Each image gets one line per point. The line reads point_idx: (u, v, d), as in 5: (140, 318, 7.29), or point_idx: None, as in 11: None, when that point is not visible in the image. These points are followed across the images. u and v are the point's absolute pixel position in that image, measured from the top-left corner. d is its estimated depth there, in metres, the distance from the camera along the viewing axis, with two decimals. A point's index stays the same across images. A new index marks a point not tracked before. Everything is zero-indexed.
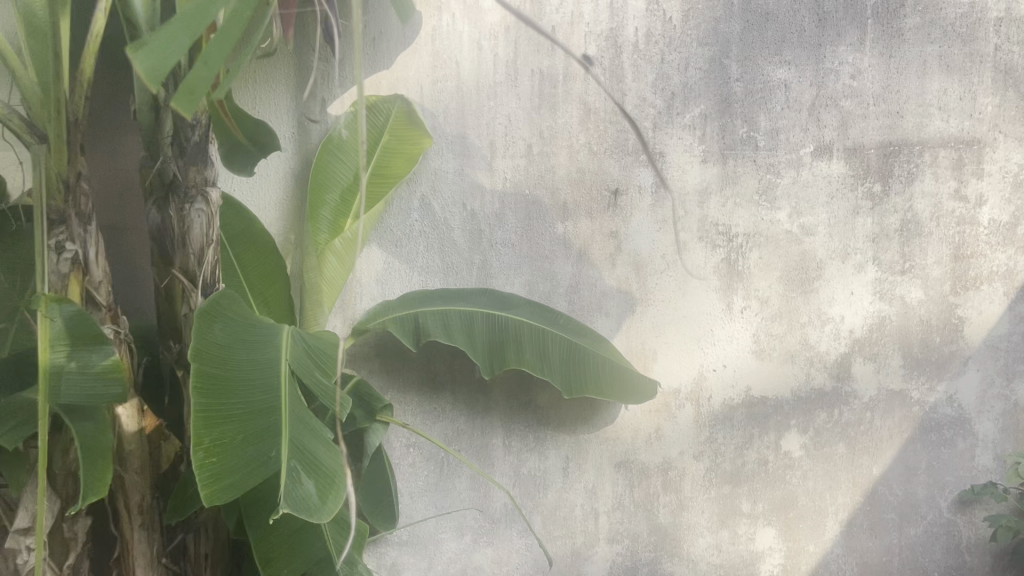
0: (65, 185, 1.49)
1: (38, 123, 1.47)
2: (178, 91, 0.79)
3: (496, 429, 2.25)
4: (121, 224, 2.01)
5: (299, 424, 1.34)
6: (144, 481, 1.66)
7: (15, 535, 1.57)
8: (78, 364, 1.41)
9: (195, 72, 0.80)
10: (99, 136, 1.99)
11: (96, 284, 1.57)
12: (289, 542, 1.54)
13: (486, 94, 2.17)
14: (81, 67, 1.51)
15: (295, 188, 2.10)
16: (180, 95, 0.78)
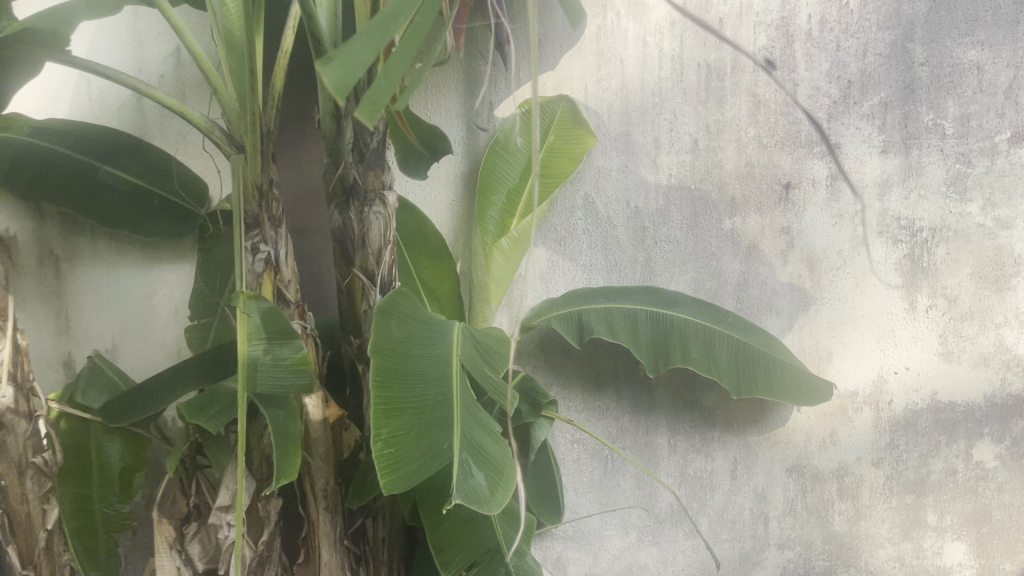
0: (259, 191, 1.61)
1: (237, 135, 1.62)
2: (361, 103, 0.81)
3: (662, 428, 2.22)
4: (305, 226, 2.14)
5: (469, 419, 1.39)
6: (329, 467, 1.75)
7: (217, 511, 1.71)
8: (271, 356, 1.52)
9: (378, 85, 0.82)
10: (286, 145, 2.13)
11: (285, 282, 1.69)
12: (461, 532, 1.59)
13: (652, 90, 2.14)
14: (272, 83, 1.63)
15: (465, 190, 2.17)
16: (363, 106, 0.80)
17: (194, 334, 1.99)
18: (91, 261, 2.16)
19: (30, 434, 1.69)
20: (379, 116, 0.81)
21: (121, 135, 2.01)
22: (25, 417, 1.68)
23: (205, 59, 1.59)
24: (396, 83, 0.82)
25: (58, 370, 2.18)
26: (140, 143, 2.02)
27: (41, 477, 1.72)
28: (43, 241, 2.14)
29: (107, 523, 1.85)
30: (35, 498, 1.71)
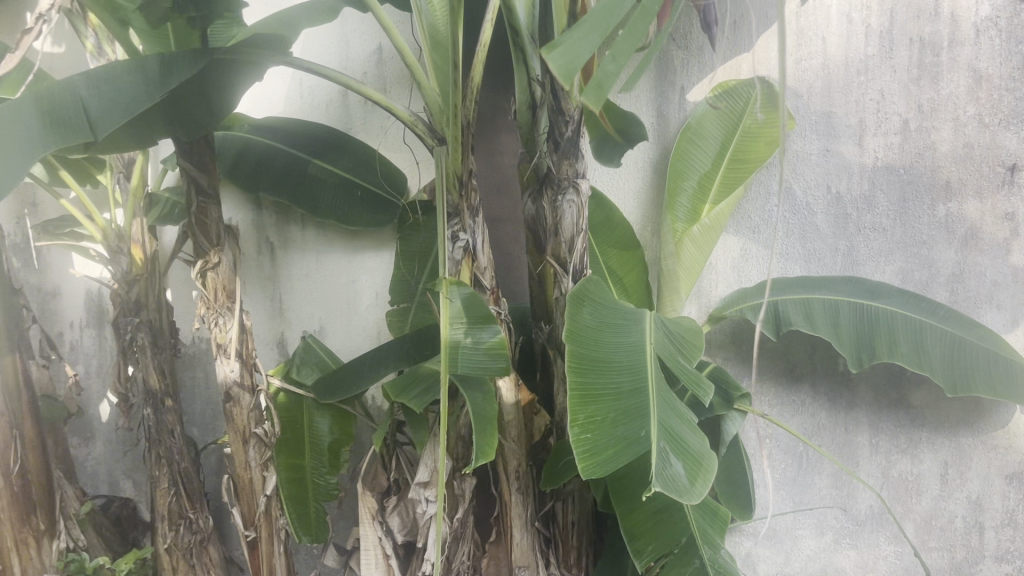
0: (460, 181, 1.67)
1: (438, 127, 1.70)
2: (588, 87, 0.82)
3: (863, 426, 2.11)
4: (499, 215, 2.20)
5: (665, 407, 1.38)
6: (521, 449, 1.80)
7: (416, 487, 1.80)
8: (472, 339, 1.59)
9: (606, 68, 0.83)
10: (482, 136, 2.19)
11: (482, 269, 1.75)
12: (654, 521, 1.58)
13: (857, 69, 2.02)
14: (472, 75, 1.67)
15: (656, 177, 2.15)
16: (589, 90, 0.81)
17: (394, 317, 2.10)
18: (302, 247, 2.33)
19: (253, 407, 1.89)
20: (604, 99, 0.82)
21: (332, 131, 2.17)
22: (249, 390, 1.89)
23: (411, 55, 1.67)
24: (624, 66, 0.83)
25: (275, 347, 2.38)
26: (347, 139, 2.16)
27: (262, 446, 1.91)
28: (261, 229, 2.34)
29: (318, 493, 1.98)
30: (256, 466, 1.91)
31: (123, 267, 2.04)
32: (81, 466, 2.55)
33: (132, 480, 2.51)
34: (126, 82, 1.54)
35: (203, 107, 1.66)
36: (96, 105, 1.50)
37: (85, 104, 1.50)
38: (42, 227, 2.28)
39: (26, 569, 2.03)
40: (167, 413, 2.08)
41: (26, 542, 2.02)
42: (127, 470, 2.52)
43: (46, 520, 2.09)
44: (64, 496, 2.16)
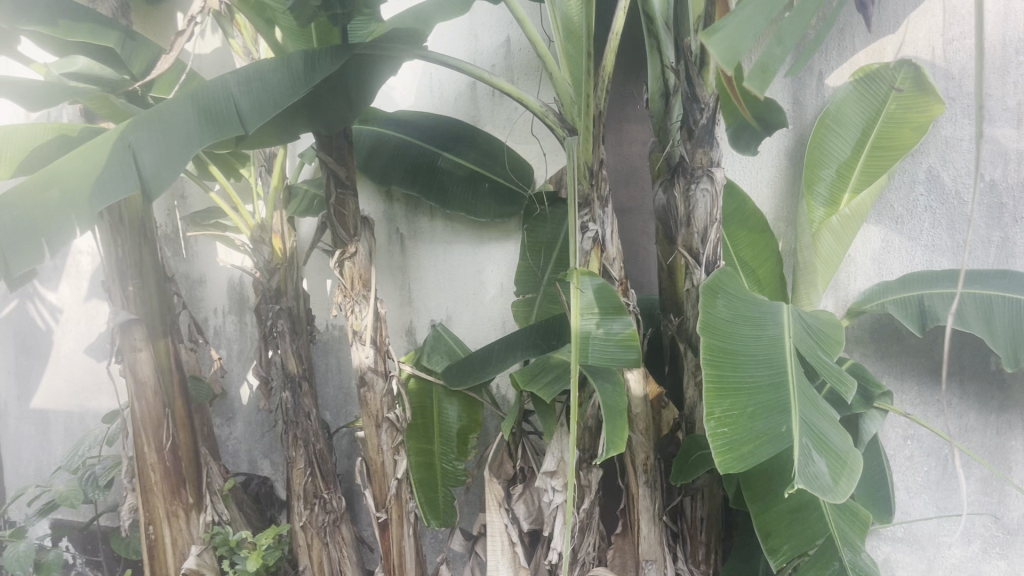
0: (590, 171, 1.67)
1: (570, 117, 1.70)
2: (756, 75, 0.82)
3: (1018, 430, 1.97)
4: (628, 206, 2.17)
5: (806, 403, 1.33)
6: (649, 442, 1.78)
7: (543, 476, 1.81)
8: (603, 330, 1.58)
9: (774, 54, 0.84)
10: (612, 126, 2.17)
11: (611, 259, 1.72)
12: (788, 521, 1.54)
13: (1016, 48, 1.90)
14: (603, 65, 1.65)
15: (792, 166, 2.07)
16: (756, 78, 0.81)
17: (519, 308, 2.10)
18: (431, 238, 2.38)
19: (385, 392, 1.94)
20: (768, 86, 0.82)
21: (461, 122, 2.20)
22: (383, 376, 1.95)
23: (543, 45, 1.69)
24: (789, 52, 0.83)
25: (404, 335, 2.45)
26: (475, 130, 2.18)
27: (394, 430, 1.96)
28: (392, 220, 2.43)
29: (446, 478, 2.03)
30: (388, 449, 1.96)
31: (265, 256, 2.15)
32: (224, 444, 2.70)
33: (269, 460, 2.63)
34: (273, 78, 1.62)
35: (342, 100, 1.73)
36: (246, 101, 1.58)
37: (236, 100, 1.58)
38: (191, 218, 2.41)
39: (175, 540, 2.17)
40: (303, 397, 2.16)
41: (176, 514, 2.17)
42: (265, 451, 2.64)
43: (194, 494, 2.23)
44: (209, 473, 2.29)
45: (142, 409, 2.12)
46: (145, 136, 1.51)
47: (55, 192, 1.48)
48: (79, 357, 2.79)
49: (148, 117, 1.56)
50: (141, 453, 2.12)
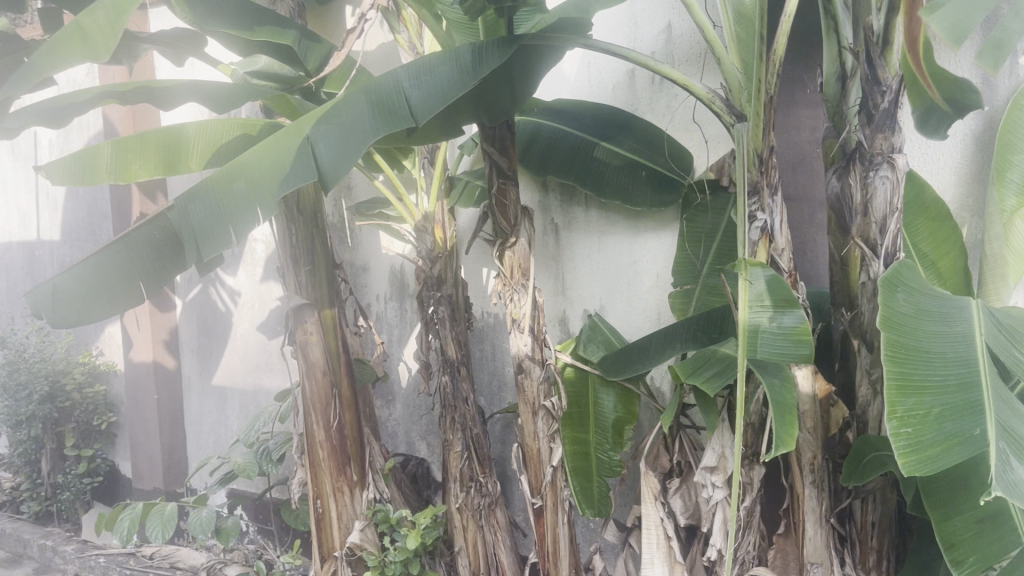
0: (760, 159, 1.61)
1: (737, 103, 1.65)
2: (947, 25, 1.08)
3: None
4: (795, 195, 2.09)
5: (1001, 405, 1.25)
6: (817, 441, 1.71)
7: (703, 471, 1.77)
8: (775, 323, 1.54)
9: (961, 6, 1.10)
10: (782, 112, 2.09)
11: (780, 250, 1.65)
12: (974, 532, 1.43)
13: None
14: (775, 48, 1.58)
15: (981, 151, 1.92)
16: (947, 25, 1.07)
17: (676, 300, 2.03)
18: (586, 227, 2.37)
19: (543, 379, 1.95)
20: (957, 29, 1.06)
21: (620, 110, 2.16)
22: (540, 364, 1.96)
23: (711, 32, 1.64)
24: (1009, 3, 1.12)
25: (559, 325, 2.46)
26: (634, 117, 2.14)
27: (550, 418, 1.97)
28: (549, 210, 2.45)
29: (600, 467, 2.01)
30: (544, 436, 1.98)
31: (427, 245, 2.21)
32: (384, 425, 2.82)
33: (426, 442, 2.71)
34: (442, 72, 1.66)
35: (506, 92, 1.75)
36: (416, 96, 1.63)
37: (407, 94, 1.63)
38: (356, 208, 2.52)
39: (340, 515, 2.27)
40: (462, 382, 2.22)
41: (341, 490, 2.27)
42: (422, 433, 2.72)
43: (358, 472, 2.31)
44: (372, 452, 2.38)
45: (313, 388, 2.24)
46: (322, 127, 1.58)
47: (240, 181, 1.59)
48: (253, 338, 2.98)
49: (326, 111, 1.62)
50: (311, 430, 2.25)
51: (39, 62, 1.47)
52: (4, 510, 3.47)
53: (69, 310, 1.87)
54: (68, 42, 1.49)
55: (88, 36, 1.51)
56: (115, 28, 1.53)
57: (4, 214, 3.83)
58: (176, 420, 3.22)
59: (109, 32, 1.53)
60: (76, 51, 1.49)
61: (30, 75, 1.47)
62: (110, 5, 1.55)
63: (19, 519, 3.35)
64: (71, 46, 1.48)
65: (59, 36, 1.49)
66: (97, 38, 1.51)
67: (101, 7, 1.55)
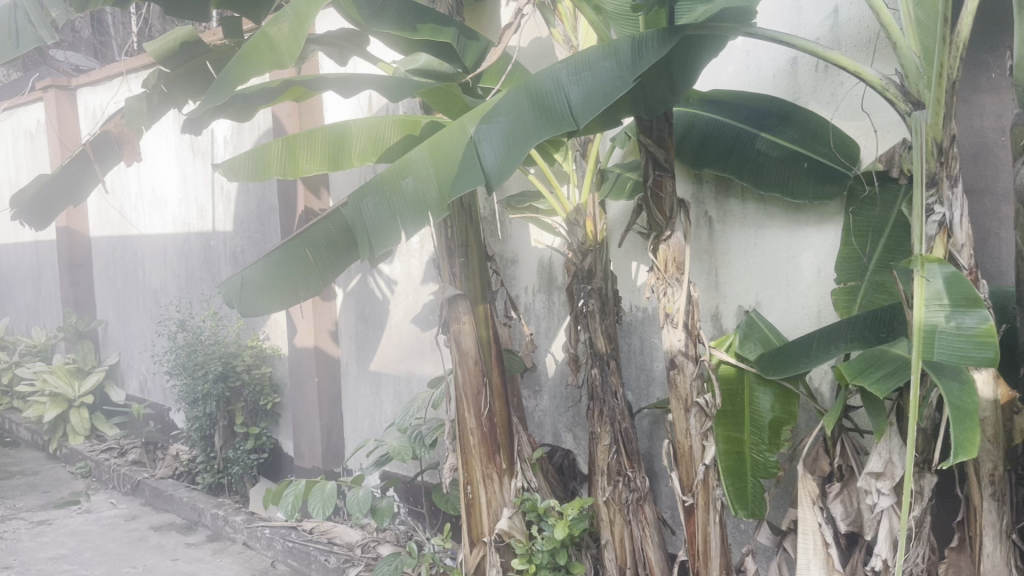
0: (939, 149, 1.51)
1: (915, 92, 1.56)
2: None
3: None
4: (977, 187, 1.95)
5: None
6: (999, 451, 1.59)
7: (868, 477, 1.69)
8: (954, 324, 1.44)
9: None
10: (964, 98, 1.95)
11: (959, 247, 1.54)
12: None
13: None
14: (959, 30, 1.48)
15: None
16: None
17: (839, 297, 1.94)
18: (742, 220, 2.31)
19: (696, 375, 1.93)
20: None
21: (781, 99, 2.09)
22: (694, 359, 1.93)
23: (888, 17, 1.58)
24: None
25: (712, 321, 2.40)
26: (797, 107, 2.06)
27: (703, 415, 1.94)
28: (702, 203, 2.40)
29: (755, 468, 1.96)
30: (696, 434, 1.94)
31: (578, 239, 2.21)
32: (531, 415, 2.85)
33: (572, 434, 2.72)
34: (602, 67, 1.67)
35: (666, 84, 1.72)
36: (577, 95, 1.65)
37: (569, 93, 1.66)
38: (508, 201, 2.55)
39: (489, 501, 2.33)
40: (611, 375, 2.21)
41: (491, 477, 2.32)
42: (568, 425, 2.73)
43: (507, 460, 2.35)
44: (521, 442, 2.40)
45: (464, 376, 2.29)
46: (487, 128, 1.69)
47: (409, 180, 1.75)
48: (407, 327, 3.08)
49: (491, 110, 1.71)
50: (463, 417, 2.31)
51: (231, 70, 1.75)
52: (182, 480, 3.78)
53: (255, 300, 2.08)
54: (254, 53, 1.76)
55: (273, 45, 1.77)
56: (295, 40, 1.78)
57: (185, 207, 4.14)
58: (335, 402, 3.39)
59: (292, 42, 1.78)
60: (263, 61, 1.76)
61: (221, 83, 1.77)
62: (293, 15, 1.79)
63: (195, 489, 3.63)
64: (257, 57, 1.75)
65: (248, 46, 1.77)
66: (283, 48, 1.77)
67: (286, 17, 1.80)
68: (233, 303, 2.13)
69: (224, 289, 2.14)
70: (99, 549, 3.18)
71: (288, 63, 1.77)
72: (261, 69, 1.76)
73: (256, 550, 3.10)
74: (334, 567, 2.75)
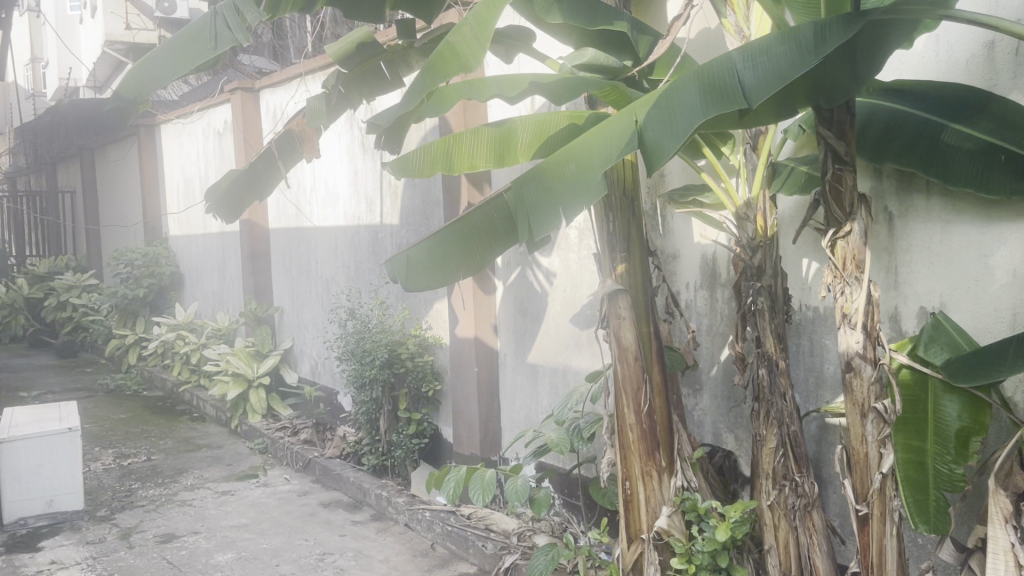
0: None
1: None
2: None
3: None
4: None
5: None
6: None
7: None
8: None
9: None
10: None
11: None
12: None
13: None
14: None
15: None
16: None
17: None
18: (926, 217, 2.17)
19: (875, 380, 1.83)
20: None
21: (974, 87, 1.94)
22: (872, 363, 1.83)
23: None
24: None
25: (890, 322, 2.28)
26: (994, 95, 1.90)
27: (881, 422, 1.83)
28: (882, 198, 2.27)
29: (939, 480, 1.84)
30: (873, 441, 1.84)
31: (748, 234, 2.15)
32: (691, 414, 2.80)
33: (733, 434, 2.66)
34: (780, 51, 1.61)
35: (848, 72, 1.64)
36: (751, 79, 1.59)
37: (741, 77, 1.61)
38: (671, 195, 2.51)
39: (648, 498, 2.31)
40: (780, 376, 2.14)
41: (650, 474, 2.30)
42: (730, 425, 2.67)
43: (667, 458, 2.32)
44: (681, 440, 2.36)
45: (624, 371, 2.28)
46: (651, 112, 1.67)
47: (569, 164, 1.77)
48: (565, 320, 3.11)
49: (660, 96, 1.69)
50: (622, 412, 2.30)
51: (420, 77, 1.86)
52: (348, 460, 3.99)
53: (420, 277, 2.19)
54: (440, 58, 1.87)
55: (456, 52, 1.88)
56: (478, 46, 1.88)
57: (354, 201, 4.36)
58: (493, 392, 3.47)
59: (472, 45, 1.89)
60: (447, 65, 1.86)
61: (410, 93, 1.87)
62: (473, 20, 1.90)
63: (360, 470, 3.82)
64: (442, 61, 1.85)
65: (434, 53, 1.87)
66: (467, 54, 1.88)
67: (467, 23, 1.91)
68: (400, 279, 2.26)
69: (391, 267, 2.28)
70: (275, 521, 3.41)
71: (473, 67, 1.87)
72: (445, 73, 1.86)
73: (417, 532, 3.23)
74: (491, 553, 2.83)
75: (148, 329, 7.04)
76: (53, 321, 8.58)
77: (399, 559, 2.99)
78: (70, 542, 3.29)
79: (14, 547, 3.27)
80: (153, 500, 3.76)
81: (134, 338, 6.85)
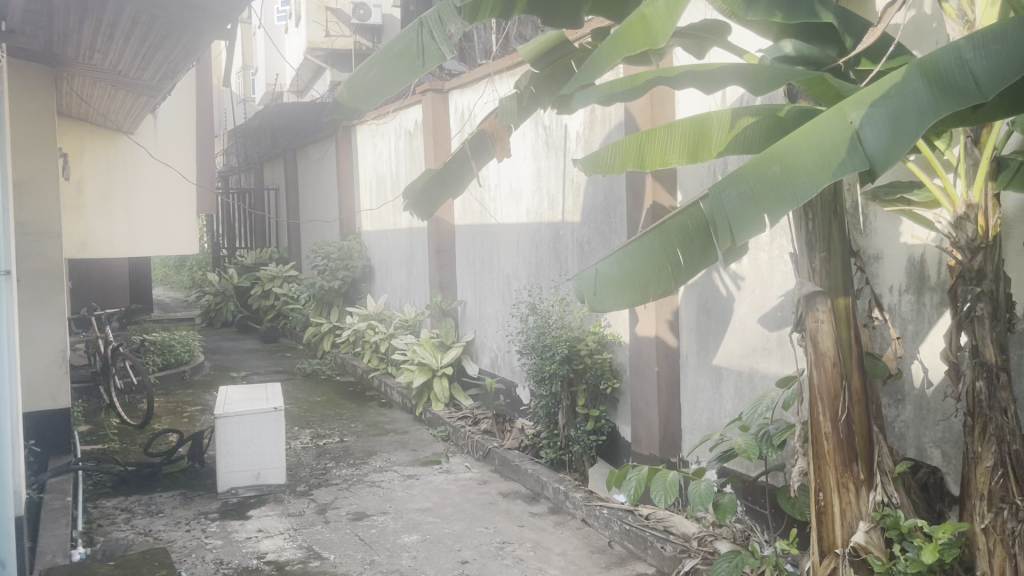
0: None
1: None
2: None
3: None
4: None
5: None
6: None
7: None
8: None
9: None
10: None
11: None
12: None
13: None
14: None
15: None
16: None
17: None
18: None
19: None
20: None
21: None
22: None
23: None
24: None
25: None
26: None
27: None
28: None
29: None
30: None
31: (968, 235, 1.99)
32: (891, 426, 2.63)
33: (940, 450, 2.46)
34: (1015, 35, 1.49)
35: None
36: (983, 68, 1.50)
37: (972, 68, 1.51)
38: (875, 193, 2.37)
39: (844, 511, 2.19)
40: (1000, 390, 1.97)
41: (847, 487, 2.18)
42: (936, 440, 2.48)
43: (866, 471, 2.19)
44: (882, 452, 2.22)
45: (821, 377, 2.17)
46: (870, 111, 1.59)
47: (775, 167, 1.69)
48: (752, 322, 3.01)
49: (879, 91, 1.61)
50: (817, 419, 2.19)
51: (610, 44, 1.95)
52: (526, 453, 4.06)
53: (608, 295, 2.19)
54: (631, 28, 1.94)
55: (647, 25, 1.94)
56: (670, 19, 1.94)
57: (537, 198, 4.43)
58: (673, 393, 3.42)
59: (665, 20, 1.95)
60: (637, 35, 1.94)
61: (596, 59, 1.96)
62: None
63: (538, 463, 3.89)
64: (633, 31, 1.93)
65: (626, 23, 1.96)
66: (657, 26, 1.94)
67: None
68: (587, 298, 2.26)
69: (581, 285, 2.28)
70: (456, 507, 3.54)
71: (660, 41, 1.92)
72: (634, 44, 1.93)
73: (594, 528, 3.24)
74: (670, 556, 2.79)
75: (341, 318, 7.50)
76: (258, 308, 9.33)
77: (576, 554, 3.02)
78: (274, 513, 3.57)
79: (227, 513, 3.59)
80: (346, 478, 4.01)
81: (329, 326, 7.33)
